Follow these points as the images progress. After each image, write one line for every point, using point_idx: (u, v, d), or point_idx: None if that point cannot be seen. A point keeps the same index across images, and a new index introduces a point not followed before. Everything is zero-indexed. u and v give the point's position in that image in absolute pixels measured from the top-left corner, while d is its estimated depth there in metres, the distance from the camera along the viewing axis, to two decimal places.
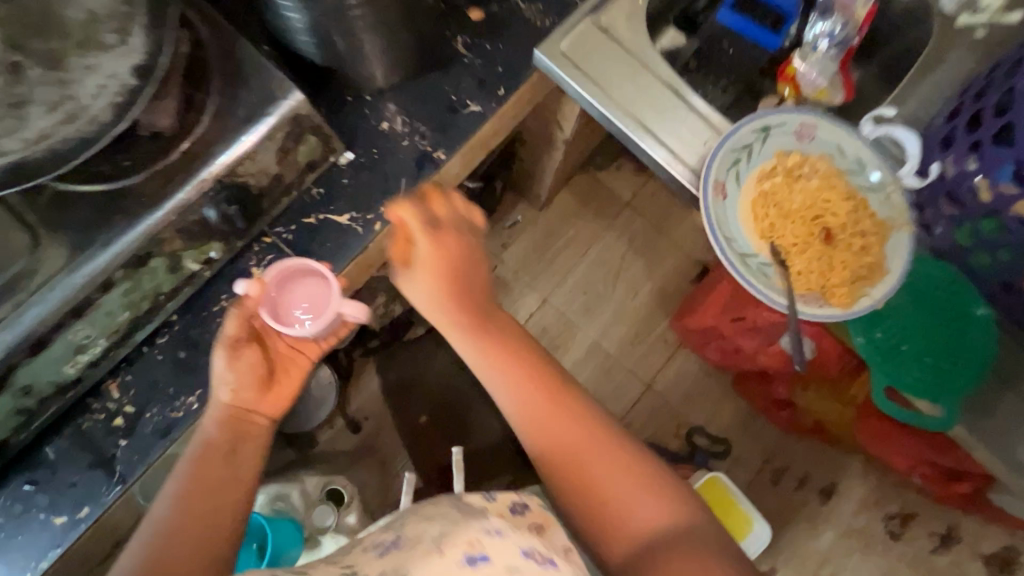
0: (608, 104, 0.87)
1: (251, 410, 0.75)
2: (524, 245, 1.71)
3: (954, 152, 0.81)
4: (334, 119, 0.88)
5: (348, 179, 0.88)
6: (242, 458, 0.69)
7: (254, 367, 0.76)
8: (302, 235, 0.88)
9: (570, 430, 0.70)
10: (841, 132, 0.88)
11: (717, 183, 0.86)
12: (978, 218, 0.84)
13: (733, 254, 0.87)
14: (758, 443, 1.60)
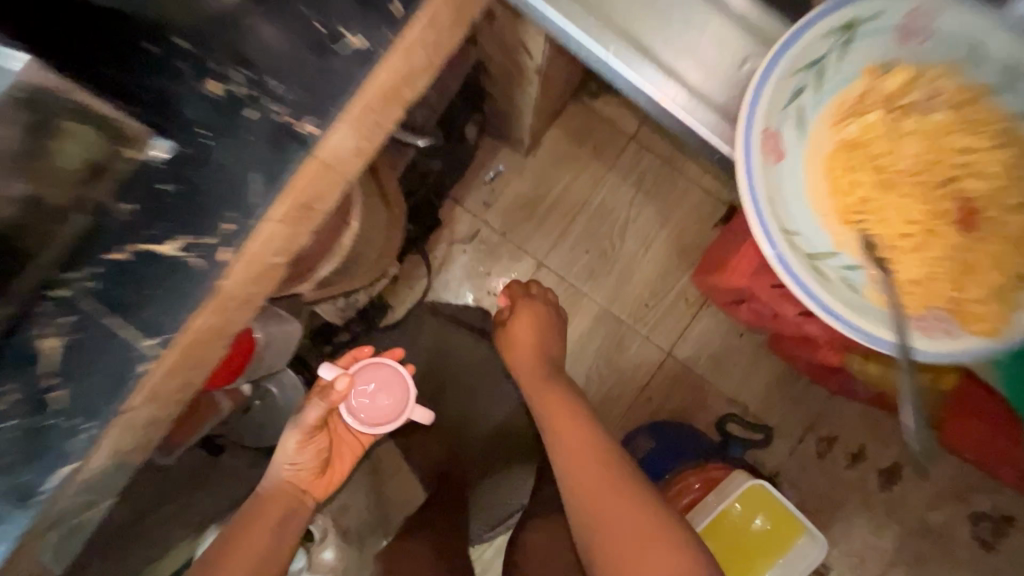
0: (586, 20, 0.60)
1: (309, 486, 1.12)
2: (510, 200, 1.42)
3: None
4: (110, 80, 0.49)
5: (161, 189, 0.50)
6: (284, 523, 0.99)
7: (320, 452, 1.13)
8: (97, 300, 0.52)
9: (600, 475, 0.90)
10: (979, 30, 0.57)
11: (771, 136, 0.61)
12: None
13: (800, 253, 0.63)
14: (798, 414, 1.38)
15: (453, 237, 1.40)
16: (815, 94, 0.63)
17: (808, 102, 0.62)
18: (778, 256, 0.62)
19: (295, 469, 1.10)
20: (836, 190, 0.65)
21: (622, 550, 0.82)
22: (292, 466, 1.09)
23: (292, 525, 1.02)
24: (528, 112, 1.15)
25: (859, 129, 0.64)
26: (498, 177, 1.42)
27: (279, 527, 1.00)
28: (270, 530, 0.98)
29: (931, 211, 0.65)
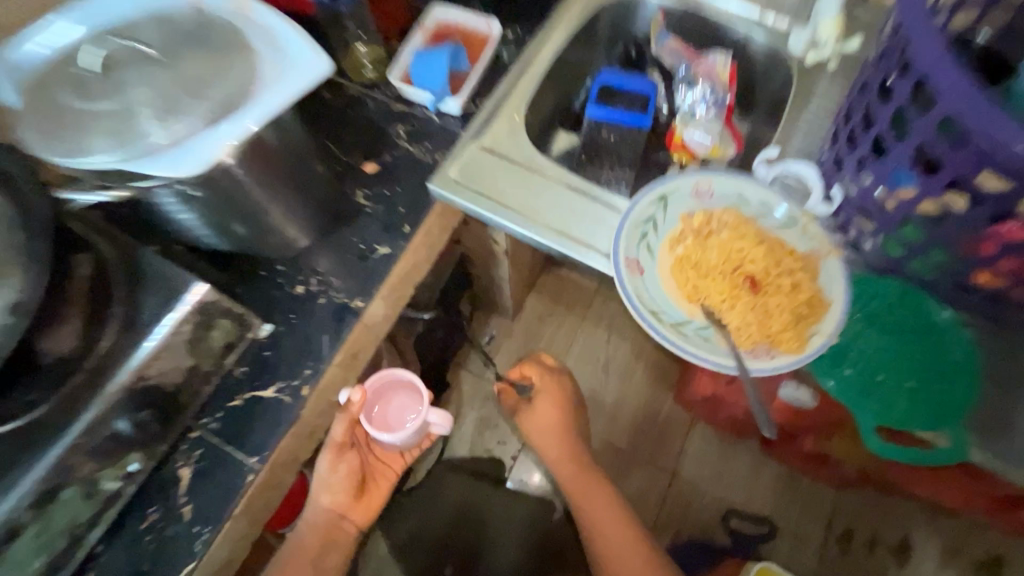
0: (534, 226, 0.74)
1: (349, 514, 0.89)
2: (505, 358, 1.66)
3: (849, 171, 0.65)
4: (249, 296, 0.74)
5: (271, 352, 0.71)
6: (325, 564, 0.83)
7: (353, 477, 0.87)
8: (230, 424, 0.68)
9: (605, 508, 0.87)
10: (738, 180, 0.70)
11: (698, 193, 0.70)
12: (895, 228, 0.61)
13: (664, 324, 0.63)
14: (811, 512, 1.40)
15: (461, 395, 1.61)
16: (598, 234, 0.74)
17: (648, 232, 0.68)
18: (629, 299, 0.63)
19: (329, 495, 0.86)
20: (670, 276, 0.66)
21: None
22: (331, 493, 0.86)
23: (330, 556, 0.84)
24: (505, 282, 1.43)
25: (808, 250, 0.66)
26: (492, 340, 1.67)
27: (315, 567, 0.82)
28: (309, 563, 0.82)
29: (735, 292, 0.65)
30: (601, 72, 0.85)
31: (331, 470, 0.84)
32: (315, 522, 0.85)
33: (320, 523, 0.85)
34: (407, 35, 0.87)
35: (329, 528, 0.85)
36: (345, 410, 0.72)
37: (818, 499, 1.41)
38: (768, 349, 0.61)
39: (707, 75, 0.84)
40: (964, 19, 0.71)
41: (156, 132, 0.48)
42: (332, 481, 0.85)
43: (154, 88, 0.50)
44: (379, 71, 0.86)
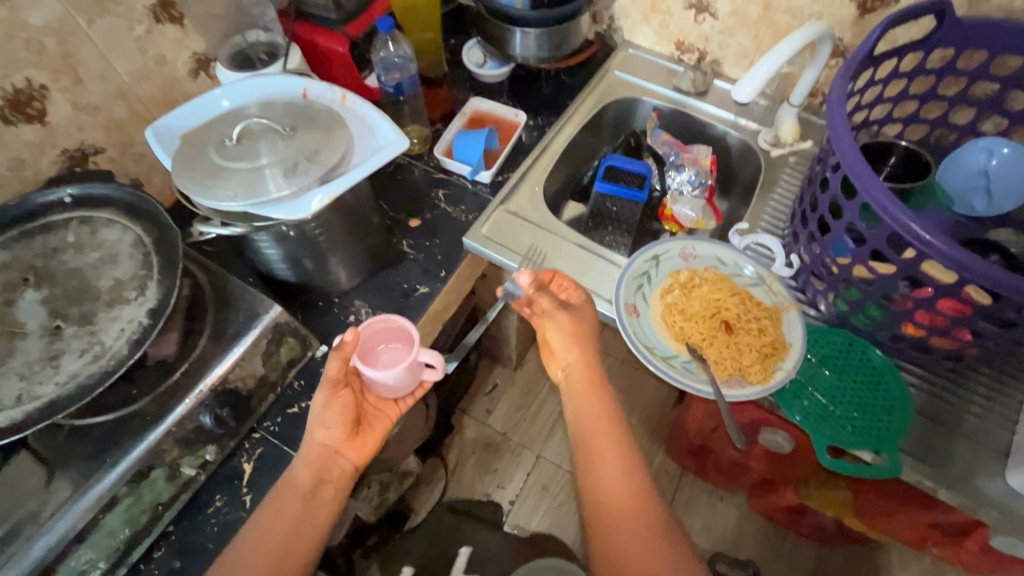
0: None
1: (347, 450, 0.78)
2: (506, 404, 1.76)
3: (803, 242, 0.82)
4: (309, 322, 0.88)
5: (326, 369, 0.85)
6: (317, 502, 0.73)
7: (348, 415, 0.77)
8: (289, 426, 0.81)
9: (606, 445, 0.74)
10: (716, 246, 0.87)
11: (684, 254, 0.87)
12: (840, 288, 0.78)
13: (657, 357, 0.77)
14: (795, 566, 1.46)
15: (464, 438, 1.70)
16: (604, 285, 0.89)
17: (643, 284, 0.84)
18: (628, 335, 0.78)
19: (323, 431, 0.76)
20: (661, 320, 0.82)
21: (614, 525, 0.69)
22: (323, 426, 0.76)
23: (322, 496, 0.74)
24: (512, 332, 1.56)
25: (774, 304, 0.81)
26: (496, 387, 1.78)
27: (305, 502, 0.73)
28: (299, 501, 0.72)
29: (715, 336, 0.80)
30: (607, 157, 1.03)
31: (322, 405, 0.76)
32: (310, 457, 0.75)
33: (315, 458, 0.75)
34: (449, 118, 1.07)
35: (322, 463, 0.75)
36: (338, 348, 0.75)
37: (801, 554, 1.47)
38: (740, 380, 0.75)
39: (692, 163, 1.04)
40: (893, 129, 0.91)
41: (273, 186, 0.63)
42: (325, 419, 0.75)
43: (275, 153, 0.65)
44: (424, 145, 1.04)
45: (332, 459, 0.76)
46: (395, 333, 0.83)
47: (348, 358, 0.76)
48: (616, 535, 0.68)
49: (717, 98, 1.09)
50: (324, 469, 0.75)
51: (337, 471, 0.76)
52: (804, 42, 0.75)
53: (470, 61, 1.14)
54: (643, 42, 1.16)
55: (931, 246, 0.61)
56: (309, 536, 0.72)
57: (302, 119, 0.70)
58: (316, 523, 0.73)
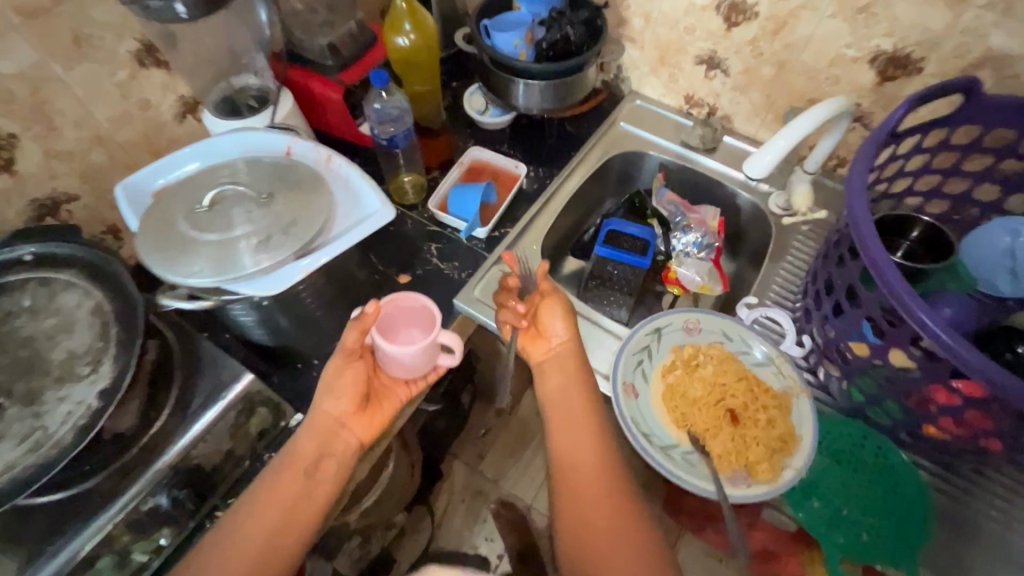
0: None
1: (352, 425, 0.76)
2: (499, 450, 1.69)
3: (817, 320, 0.77)
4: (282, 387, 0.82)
5: None
6: (321, 476, 0.71)
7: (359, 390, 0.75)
8: None
9: (582, 430, 0.72)
10: (721, 320, 0.81)
11: (688, 326, 0.82)
12: (857, 376, 0.72)
13: (655, 447, 0.71)
14: None
15: (453, 485, 1.63)
16: (603, 358, 0.83)
17: (643, 360, 0.78)
18: (623, 420, 0.72)
19: (332, 400, 0.75)
20: (659, 402, 0.76)
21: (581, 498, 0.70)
22: (333, 397, 0.74)
23: (326, 468, 0.72)
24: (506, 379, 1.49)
25: (783, 390, 0.75)
26: (489, 432, 1.71)
27: (307, 480, 0.71)
28: (301, 476, 0.70)
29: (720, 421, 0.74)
30: (606, 220, 1.00)
31: (335, 374, 0.75)
32: (313, 427, 0.73)
33: (320, 429, 0.73)
34: (446, 166, 1.03)
35: (330, 434, 0.74)
36: (358, 316, 0.73)
37: None
38: (745, 477, 0.68)
39: (699, 224, 0.99)
40: (913, 201, 0.86)
41: (249, 261, 0.58)
42: (335, 389, 0.74)
43: (251, 222, 0.60)
44: (419, 195, 1.00)
45: (338, 430, 0.74)
46: (416, 312, 0.80)
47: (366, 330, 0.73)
48: (585, 512, 0.69)
49: (727, 155, 1.04)
50: (328, 440, 0.73)
51: (341, 445, 0.74)
52: (822, 118, 0.70)
53: (471, 107, 1.10)
54: (652, 93, 1.12)
55: (952, 353, 0.55)
56: (309, 512, 0.70)
57: (281, 182, 0.65)
58: (313, 510, 0.70)
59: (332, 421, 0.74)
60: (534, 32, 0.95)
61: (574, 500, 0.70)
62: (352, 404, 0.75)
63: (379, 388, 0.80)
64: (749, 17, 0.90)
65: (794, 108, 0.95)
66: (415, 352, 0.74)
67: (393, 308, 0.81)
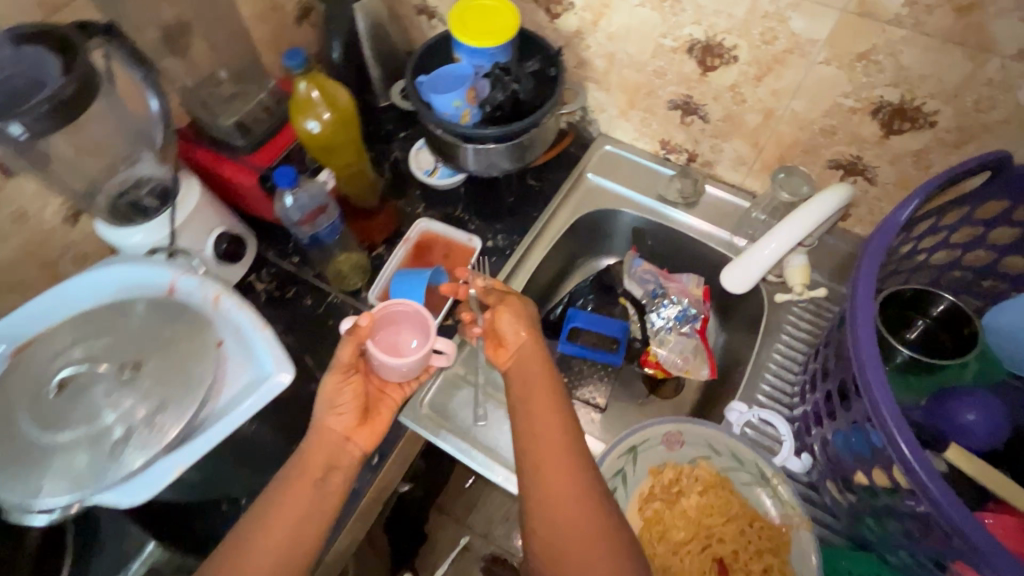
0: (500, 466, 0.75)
1: (356, 437, 0.67)
2: (487, 503, 1.58)
3: (821, 431, 0.65)
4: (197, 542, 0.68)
5: None
6: (330, 486, 0.62)
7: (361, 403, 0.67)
8: None
9: (549, 423, 0.61)
10: (708, 429, 0.68)
11: (668, 437, 0.69)
12: (865, 513, 0.60)
13: None
14: None
15: (440, 544, 1.53)
16: None
17: (618, 488, 0.67)
18: None
19: (335, 416, 0.66)
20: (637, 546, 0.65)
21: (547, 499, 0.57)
22: (335, 411, 0.66)
23: (334, 484, 0.63)
24: None
25: (781, 521, 0.64)
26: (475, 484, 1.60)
27: (316, 493, 0.60)
28: (310, 486, 0.60)
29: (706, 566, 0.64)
30: (570, 312, 0.88)
31: (332, 392, 0.66)
32: (314, 441, 0.64)
33: (323, 442, 0.64)
34: (392, 242, 0.90)
35: (334, 449, 0.65)
36: (352, 330, 0.66)
37: None
38: None
39: (681, 293, 0.88)
40: (926, 274, 0.73)
41: (111, 463, 0.48)
42: (336, 403, 0.66)
43: (112, 402, 0.50)
44: (360, 276, 0.87)
45: (344, 446, 0.66)
46: (411, 316, 0.73)
47: (363, 344, 0.66)
48: (552, 513, 0.56)
49: (711, 210, 0.91)
50: (335, 454, 0.64)
51: (348, 458, 0.65)
52: (817, 219, 0.64)
53: (420, 166, 0.97)
54: (623, 137, 0.98)
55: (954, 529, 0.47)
56: (315, 530, 0.59)
57: (157, 334, 0.54)
58: (320, 529, 0.59)
59: (336, 436, 0.65)
60: (477, 90, 0.81)
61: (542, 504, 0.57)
62: (356, 416, 0.67)
63: (375, 397, 0.72)
64: (727, 60, 0.76)
65: (786, 159, 0.82)
66: (414, 362, 0.68)
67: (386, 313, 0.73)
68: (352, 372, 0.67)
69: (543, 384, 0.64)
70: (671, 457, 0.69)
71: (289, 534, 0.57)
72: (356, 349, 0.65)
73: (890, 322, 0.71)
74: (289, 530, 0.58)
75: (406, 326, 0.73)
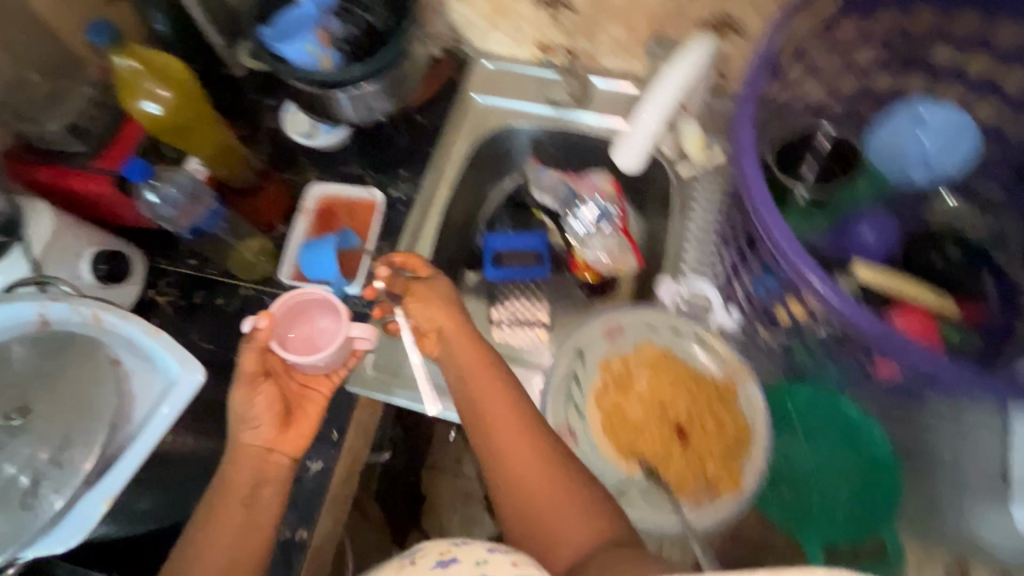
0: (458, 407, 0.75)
1: (280, 445, 0.67)
2: None
3: (739, 283, 0.68)
4: None
5: None
6: (261, 501, 0.63)
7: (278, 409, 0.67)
8: None
9: (496, 408, 0.62)
10: (642, 313, 0.72)
11: (608, 329, 0.72)
12: (793, 343, 0.64)
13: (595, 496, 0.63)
14: None
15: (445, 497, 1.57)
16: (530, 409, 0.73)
17: (572, 389, 0.69)
18: None
19: (251, 431, 0.65)
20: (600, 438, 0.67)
21: (507, 479, 0.59)
22: (249, 425, 0.66)
23: (266, 495, 0.63)
24: None
25: (724, 374, 0.68)
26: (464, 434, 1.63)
27: (248, 511, 0.61)
28: (238, 504, 0.61)
29: (666, 434, 0.66)
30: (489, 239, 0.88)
31: (243, 405, 0.66)
32: (235, 461, 0.64)
33: (245, 460, 0.64)
34: (290, 217, 0.84)
35: (258, 463, 0.65)
36: (252, 336, 0.67)
37: None
38: (708, 493, 0.62)
39: (592, 192, 0.88)
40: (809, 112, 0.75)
41: (26, 513, 0.44)
42: (250, 416, 0.66)
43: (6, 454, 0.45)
44: (265, 262, 0.82)
45: (269, 457, 0.66)
46: (318, 306, 0.74)
47: (265, 346, 0.67)
48: (515, 490, 0.58)
49: (601, 103, 0.89)
50: (260, 467, 0.64)
51: (276, 468, 0.66)
52: (687, 79, 0.64)
53: (293, 130, 0.89)
54: (498, 49, 0.93)
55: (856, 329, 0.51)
56: (253, 550, 0.60)
57: (36, 370, 0.49)
58: (260, 546, 0.61)
59: (257, 450, 0.65)
60: (328, 29, 0.75)
61: (505, 484, 0.59)
62: (274, 424, 0.67)
63: (297, 398, 0.71)
64: None
65: (658, 30, 0.80)
66: (329, 349, 0.69)
67: (290, 312, 0.73)
68: (262, 380, 0.68)
69: (480, 367, 0.65)
70: (614, 347, 0.71)
71: (226, 558, 0.59)
72: (259, 353, 0.67)
73: (785, 165, 0.73)
74: (224, 554, 0.59)
75: (318, 319, 0.74)
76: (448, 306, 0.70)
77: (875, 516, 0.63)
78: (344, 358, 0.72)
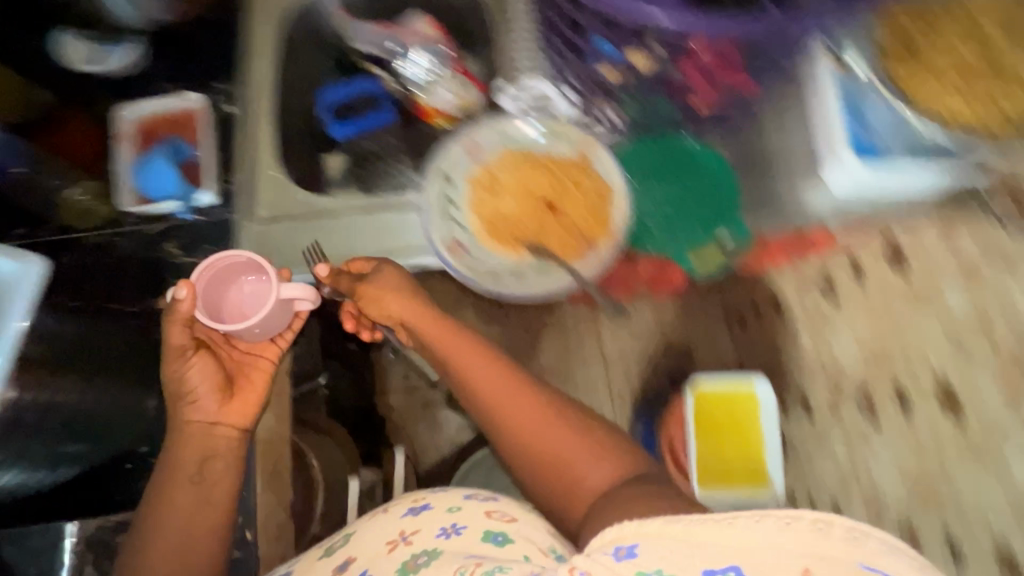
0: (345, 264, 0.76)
1: (223, 417, 0.64)
2: None
3: (569, 65, 0.79)
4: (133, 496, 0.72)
5: None
6: (210, 478, 0.61)
7: (215, 380, 0.65)
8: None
9: (476, 368, 0.59)
10: (491, 124, 0.75)
11: (467, 145, 0.74)
12: (625, 97, 0.78)
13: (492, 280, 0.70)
14: None
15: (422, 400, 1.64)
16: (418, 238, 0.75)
17: (449, 207, 0.72)
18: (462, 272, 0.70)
19: (189, 405, 0.63)
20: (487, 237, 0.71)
21: (508, 434, 0.55)
22: (187, 401, 0.64)
23: (216, 471, 0.62)
24: None
25: (577, 151, 0.73)
26: None
27: (197, 490, 0.60)
28: (187, 483, 0.60)
29: (539, 211, 0.72)
30: (323, 95, 0.85)
31: (176, 379, 0.64)
32: (180, 442, 0.62)
33: (190, 438, 0.62)
34: (110, 149, 0.80)
35: (202, 441, 0.63)
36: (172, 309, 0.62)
37: None
38: (588, 246, 0.69)
39: (417, 37, 0.83)
40: None
41: None
42: (184, 390, 0.64)
43: None
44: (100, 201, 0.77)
45: (213, 431, 0.63)
46: (247, 269, 0.69)
47: (189, 320, 0.63)
48: (519, 443, 0.55)
49: None
50: (210, 445, 0.63)
51: (223, 442, 0.64)
52: None
53: (75, 63, 0.80)
54: None
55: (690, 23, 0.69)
56: (210, 529, 0.59)
57: None
58: (214, 524, 0.59)
59: (201, 431, 0.63)
60: None
61: (506, 440, 0.56)
62: (213, 395, 0.64)
63: (239, 364, 0.68)
64: None
65: None
66: (264, 315, 0.66)
67: (218, 282, 0.68)
68: (192, 351, 0.65)
69: (448, 334, 0.62)
70: (479, 158, 0.74)
71: (183, 544, 0.58)
72: (185, 328, 0.63)
73: None
74: (180, 537, 0.58)
75: (251, 284, 0.70)
76: (388, 284, 0.66)
77: (716, 214, 0.77)
78: (284, 319, 0.70)
